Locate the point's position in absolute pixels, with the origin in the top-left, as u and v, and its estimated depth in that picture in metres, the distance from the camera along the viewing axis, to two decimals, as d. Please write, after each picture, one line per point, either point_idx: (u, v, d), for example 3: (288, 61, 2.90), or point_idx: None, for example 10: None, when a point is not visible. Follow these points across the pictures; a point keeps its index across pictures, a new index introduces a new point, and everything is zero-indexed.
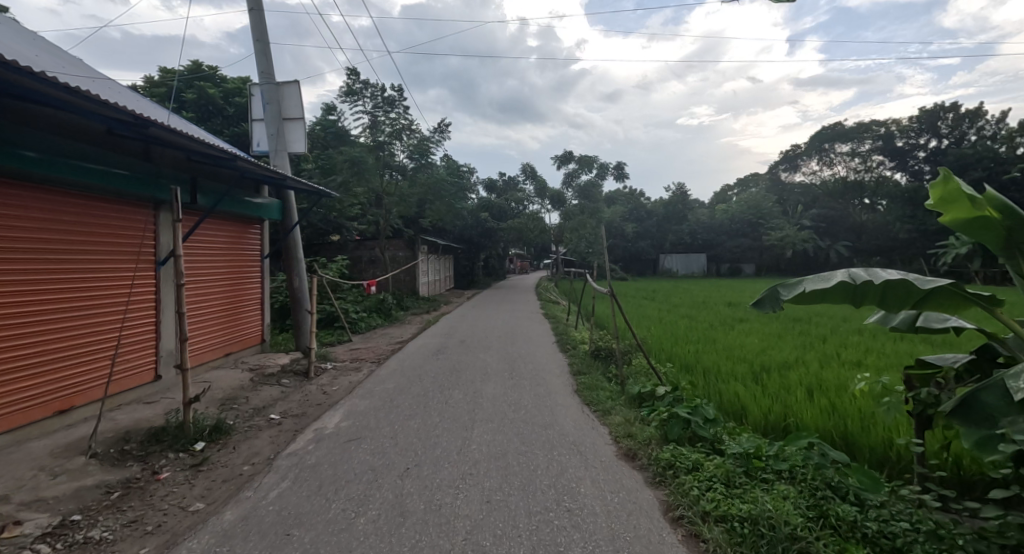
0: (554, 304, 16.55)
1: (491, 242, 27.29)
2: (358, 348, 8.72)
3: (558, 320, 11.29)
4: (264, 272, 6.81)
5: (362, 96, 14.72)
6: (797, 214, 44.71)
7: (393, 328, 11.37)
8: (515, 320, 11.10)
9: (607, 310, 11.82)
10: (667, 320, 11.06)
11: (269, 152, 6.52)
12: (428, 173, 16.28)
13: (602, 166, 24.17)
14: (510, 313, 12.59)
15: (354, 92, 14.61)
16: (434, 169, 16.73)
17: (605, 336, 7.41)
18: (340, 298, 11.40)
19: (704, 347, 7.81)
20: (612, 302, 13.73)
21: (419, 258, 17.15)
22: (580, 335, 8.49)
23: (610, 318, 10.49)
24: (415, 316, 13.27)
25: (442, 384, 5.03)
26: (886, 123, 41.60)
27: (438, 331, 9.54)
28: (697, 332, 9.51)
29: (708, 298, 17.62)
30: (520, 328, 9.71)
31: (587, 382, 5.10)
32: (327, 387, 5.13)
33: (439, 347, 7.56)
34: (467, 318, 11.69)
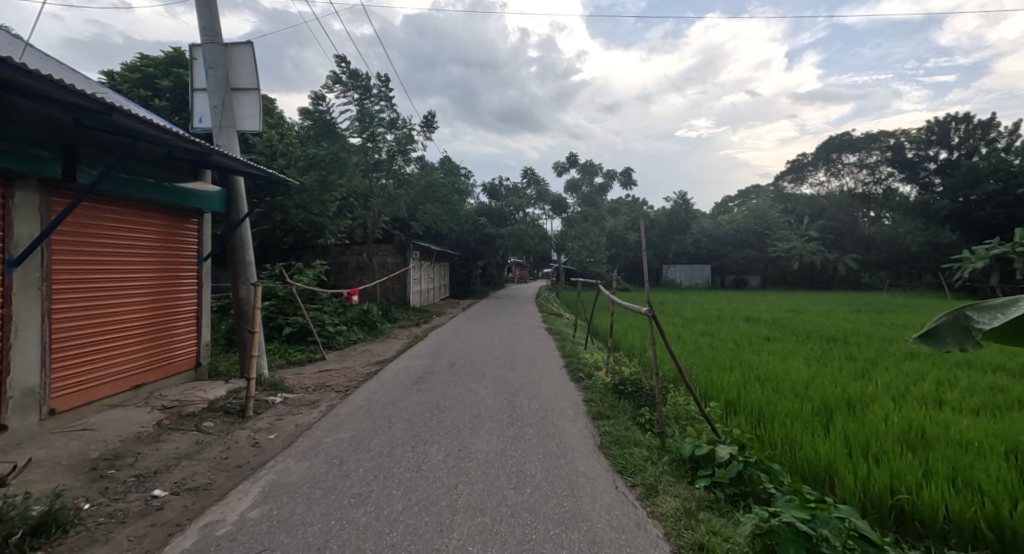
0: (556, 316, 15.33)
1: (489, 249, 26.08)
2: (328, 370, 7.44)
3: (562, 336, 10.06)
4: (203, 279, 5.47)
5: (350, 86, 13.59)
6: (803, 225, 43.69)
7: (376, 343, 10.12)
8: (514, 335, 9.84)
9: (619, 326, 10.60)
10: (687, 338, 9.82)
11: (212, 130, 5.24)
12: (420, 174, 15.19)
13: (609, 171, 23.08)
14: (508, 327, 11.34)
15: (343, 80, 13.47)
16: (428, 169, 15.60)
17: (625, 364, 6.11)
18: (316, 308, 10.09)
19: (742, 376, 6.55)
20: (621, 317, 12.52)
21: (411, 265, 15.95)
22: (592, 357, 7.25)
23: (624, 337, 9.26)
24: (403, 329, 12.03)
25: (418, 433, 3.74)
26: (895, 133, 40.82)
27: (427, 349, 8.28)
28: (726, 354, 8.28)
29: (722, 313, 16.39)
30: (521, 345, 8.44)
31: (613, 432, 3.79)
32: (264, 436, 3.77)
33: (423, 372, 6.29)
34: (460, 333, 10.44)
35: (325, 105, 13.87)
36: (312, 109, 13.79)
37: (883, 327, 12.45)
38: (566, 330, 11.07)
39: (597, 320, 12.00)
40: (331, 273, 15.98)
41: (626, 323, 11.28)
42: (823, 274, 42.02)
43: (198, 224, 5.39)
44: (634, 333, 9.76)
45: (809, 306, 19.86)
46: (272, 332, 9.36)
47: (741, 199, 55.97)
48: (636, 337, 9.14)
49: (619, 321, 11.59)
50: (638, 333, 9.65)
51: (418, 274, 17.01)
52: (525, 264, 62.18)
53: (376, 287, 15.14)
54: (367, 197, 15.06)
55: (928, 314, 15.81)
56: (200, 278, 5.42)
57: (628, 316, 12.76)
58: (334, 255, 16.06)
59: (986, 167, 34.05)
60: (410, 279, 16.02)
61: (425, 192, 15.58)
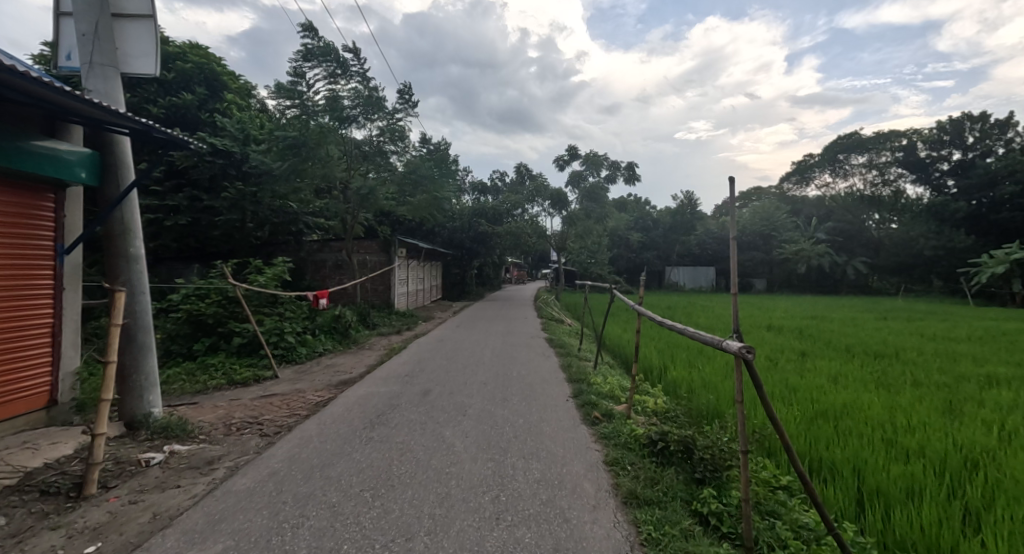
0: (556, 322, 13.84)
1: (485, 249, 24.63)
2: (273, 395, 5.94)
3: (566, 349, 8.58)
4: (65, 282, 3.88)
5: (320, 61, 12.17)
6: (810, 227, 42.38)
7: (346, 355, 8.67)
8: (509, 348, 8.33)
9: (633, 341, 9.17)
10: (716, 352, 8.36)
11: (81, 69, 3.67)
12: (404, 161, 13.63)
13: (613, 166, 21.53)
14: (501, 337, 9.80)
15: (312, 55, 12.07)
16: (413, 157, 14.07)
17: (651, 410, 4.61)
18: (274, 313, 8.63)
19: (802, 411, 5.12)
20: (633, 327, 11.07)
21: (396, 264, 14.48)
22: (610, 385, 5.77)
23: (643, 358, 7.81)
24: (381, 337, 10.57)
25: (339, 546, 2.20)
26: (907, 133, 39.45)
27: (403, 366, 6.75)
28: (769, 375, 6.85)
29: (738, 320, 14.95)
30: (517, 363, 6.95)
31: (671, 548, 2.27)
32: (78, 546, 2.24)
33: (389, 403, 4.77)
34: (445, 344, 8.93)
35: (297, 82, 12.39)
36: (282, 86, 12.28)
37: (927, 341, 11.03)
38: (573, 341, 9.57)
39: (608, 331, 10.53)
40: (308, 272, 14.52)
41: (641, 337, 9.81)
42: (830, 277, 40.76)
43: (58, 207, 3.84)
44: (651, 351, 8.34)
45: (829, 312, 18.43)
46: (220, 342, 7.92)
47: (746, 200, 54.63)
48: (657, 359, 7.71)
49: (634, 333, 10.11)
50: (658, 353, 8.22)
51: (405, 274, 15.55)
52: (524, 263, 60.84)
53: (356, 288, 13.68)
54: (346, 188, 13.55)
55: (965, 323, 14.41)
56: (61, 280, 3.85)
57: (642, 327, 11.30)
58: (311, 253, 14.59)
59: (1001, 168, 32.79)
60: (396, 279, 14.55)
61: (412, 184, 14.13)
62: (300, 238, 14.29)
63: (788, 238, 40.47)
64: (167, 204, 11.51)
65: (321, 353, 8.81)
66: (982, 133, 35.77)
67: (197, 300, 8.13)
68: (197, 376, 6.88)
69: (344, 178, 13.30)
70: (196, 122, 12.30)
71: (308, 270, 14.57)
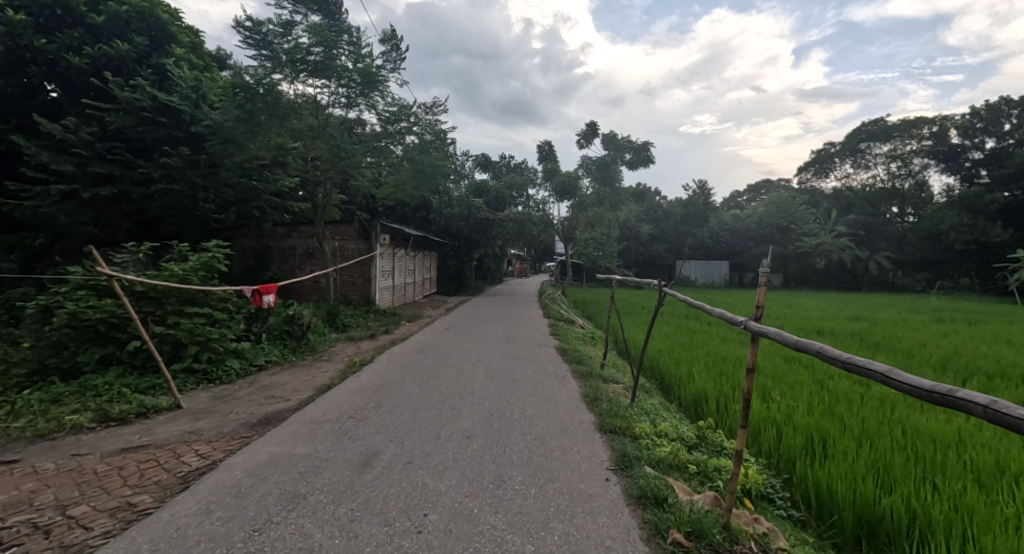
0: (565, 323, 11.73)
1: (484, 238, 22.52)
2: (142, 447, 3.82)
3: (589, 366, 6.50)
4: None
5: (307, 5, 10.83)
6: (830, 220, 40.10)
7: (294, 371, 6.55)
8: (511, 365, 6.22)
9: (677, 365, 7.17)
10: (790, 378, 6.32)
11: None
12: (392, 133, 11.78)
13: (640, 147, 19.32)
14: (503, 346, 7.71)
15: None
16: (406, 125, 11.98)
17: (773, 530, 2.47)
18: (200, 313, 6.50)
19: (1008, 494, 3.04)
20: (672, 344, 9.02)
21: (378, 254, 12.35)
22: (674, 444, 3.66)
23: (697, 392, 5.78)
24: (350, 344, 8.46)
25: None
26: (937, 119, 36.96)
27: (361, 396, 4.67)
28: (884, 413, 4.81)
29: (780, 323, 12.84)
30: (521, 394, 4.82)
31: None
32: None
33: (294, 493, 2.62)
34: (428, 356, 6.83)
35: (273, 32, 10.80)
36: (257, 29, 10.70)
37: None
38: (599, 356, 7.54)
39: (641, 348, 8.48)
40: (275, 261, 12.43)
41: (684, 358, 7.79)
42: (851, 272, 38.66)
43: None
44: (705, 379, 6.31)
45: (874, 312, 16.33)
46: (115, 354, 5.80)
47: (759, 190, 52.29)
48: (719, 393, 5.68)
49: (673, 352, 8.10)
50: (716, 382, 6.18)
51: (389, 265, 13.45)
52: (527, 255, 58.91)
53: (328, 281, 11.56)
54: (320, 161, 11.40)
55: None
56: None
57: (680, 343, 9.26)
58: (279, 238, 12.47)
59: None
60: (377, 270, 12.45)
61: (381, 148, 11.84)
62: (265, 220, 12.14)
63: (807, 230, 38.24)
64: (93, 172, 9.32)
65: (263, 366, 6.70)
66: (1021, 120, 33.24)
67: (87, 294, 5.97)
68: (61, 406, 4.77)
69: (315, 150, 11.14)
70: (135, 76, 9.98)
71: (275, 258, 12.46)
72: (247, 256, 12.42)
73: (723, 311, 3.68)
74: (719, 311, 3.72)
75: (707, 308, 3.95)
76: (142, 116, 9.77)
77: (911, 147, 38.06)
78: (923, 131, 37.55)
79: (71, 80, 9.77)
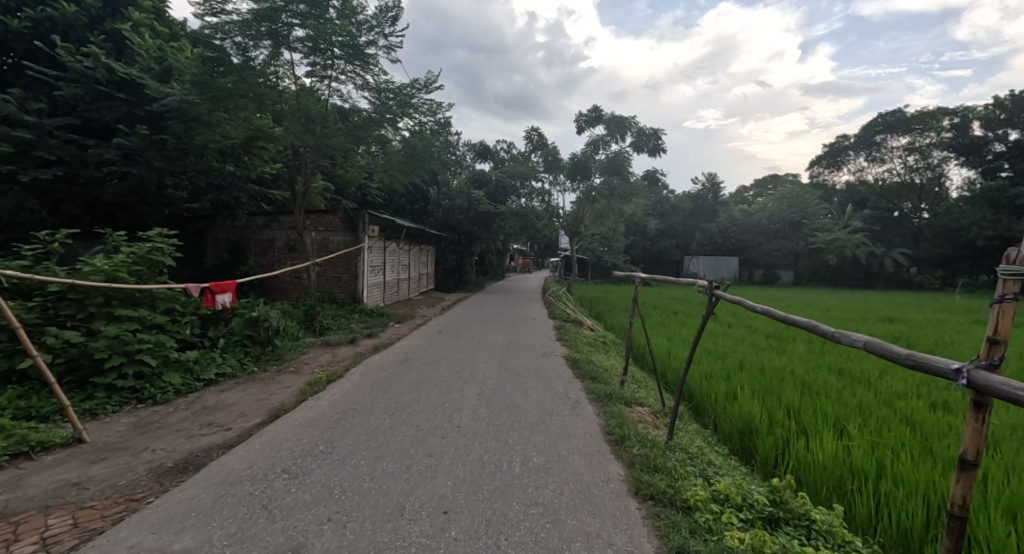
0: (573, 325, 10.64)
1: (484, 233, 21.34)
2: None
3: (608, 383, 5.35)
4: None
5: None
6: (844, 215, 38.79)
7: (250, 388, 5.42)
8: (511, 381, 5.08)
9: (710, 381, 6.05)
10: (854, 400, 5.18)
11: None
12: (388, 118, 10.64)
13: (646, 133, 17.78)
14: (503, 355, 6.58)
15: None
16: (404, 109, 10.82)
17: None
18: (144, 318, 5.31)
19: None
20: (696, 352, 7.90)
21: (366, 247, 11.22)
22: (750, 526, 2.50)
23: (743, 419, 4.65)
24: (325, 350, 7.31)
25: None
26: (957, 111, 35.54)
27: (314, 433, 3.51)
28: (1006, 457, 3.63)
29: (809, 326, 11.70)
30: (522, 429, 3.67)
31: None
32: None
33: None
34: (413, 368, 5.71)
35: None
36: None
37: None
38: (617, 368, 6.40)
39: (662, 359, 7.33)
40: (252, 255, 11.25)
41: (716, 370, 6.66)
42: (865, 269, 37.44)
43: None
44: (751, 401, 5.18)
45: (902, 312, 15.26)
46: (25, 369, 4.65)
47: (767, 184, 50.80)
48: (774, 423, 4.54)
49: (702, 363, 6.98)
50: (765, 405, 5.03)
51: (379, 259, 12.33)
52: (529, 249, 57.79)
53: (310, 277, 10.42)
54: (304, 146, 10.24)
55: None
56: None
57: (704, 351, 8.14)
58: (256, 230, 11.26)
59: None
60: (365, 266, 11.33)
61: (368, 131, 10.64)
62: (240, 210, 10.96)
63: (820, 226, 36.95)
64: (38, 154, 8.13)
65: (212, 382, 5.52)
66: None
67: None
68: None
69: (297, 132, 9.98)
70: (88, 43, 8.73)
71: (252, 251, 11.26)
72: (221, 250, 11.22)
73: (837, 330, 2.56)
74: (831, 330, 2.61)
75: (804, 324, 2.82)
76: (96, 91, 8.56)
77: (930, 139, 36.60)
78: (942, 123, 36.09)
79: (12, 47, 8.50)
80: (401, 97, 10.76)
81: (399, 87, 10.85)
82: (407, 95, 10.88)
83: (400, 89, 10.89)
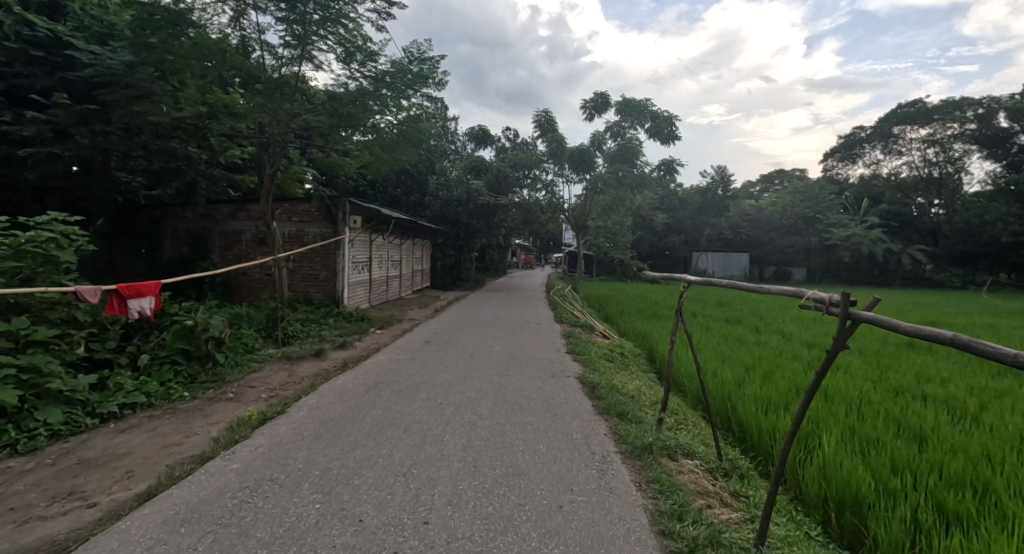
0: (582, 331, 9.29)
1: (485, 226, 20.00)
2: None
3: (642, 426, 3.95)
4: None
5: None
6: (859, 211, 37.32)
7: (162, 426, 4.05)
8: (512, 424, 3.70)
9: (770, 415, 4.67)
10: (978, 450, 3.80)
11: None
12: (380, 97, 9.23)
13: (661, 118, 16.34)
14: (502, 376, 5.22)
15: None
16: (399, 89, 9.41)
17: None
18: (18, 335, 3.90)
19: None
20: (736, 369, 6.54)
21: (346, 240, 9.88)
22: None
23: (840, 480, 3.27)
24: (281, 367, 5.92)
25: None
26: (981, 102, 33.89)
27: (186, 543, 2.10)
28: None
29: (850, 333, 10.36)
30: (529, 530, 2.28)
31: None
32: None
33: None
34: (383, 399, 4.34)
35: None
36: None
37: None
38: (647, 398, 5.02)
39: (700, 383, 5.94)
40: (216, 249, 9.86)
41: (769, 395, 5.28)
42: (881, 266, 35.99)
43: None
44: (839, 448, 3.82)
45: (943, 316, 13.86)
46: None
47: (772, 178, 48.60)
48: (892, 493, 3.16)
49: (750, 385, 5.61)
50: (861, 456, 3.65)
51: (363, 255, 10.99)
52: (531, 244, 56.73)
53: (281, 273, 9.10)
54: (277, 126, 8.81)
55: None
56: None
57: (743, 366, 6.77)
58: (221, 220, 9.87)
59: None
60: (346, 261, 9.99)
61: (349, 108, 9.23)
62: (200, 198, 9.54)
63: (835, 221, 35.43)
64: None
65: (111, 419, 4.12)
66: None
67: None
68: None
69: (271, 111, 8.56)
70: None
71: (216, 245, 9.88)
72: (181, 243, 9.82)
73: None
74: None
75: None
76: (13, 51, 7.09)
77: (952, 131, 35.00)
78: (966, 114, 34.46)
79: None
80: (393, 72, 9.35)
81: (391, 61, 9.43)
82: (401, 70, 9.47)
83: (391, 62, 9.47)
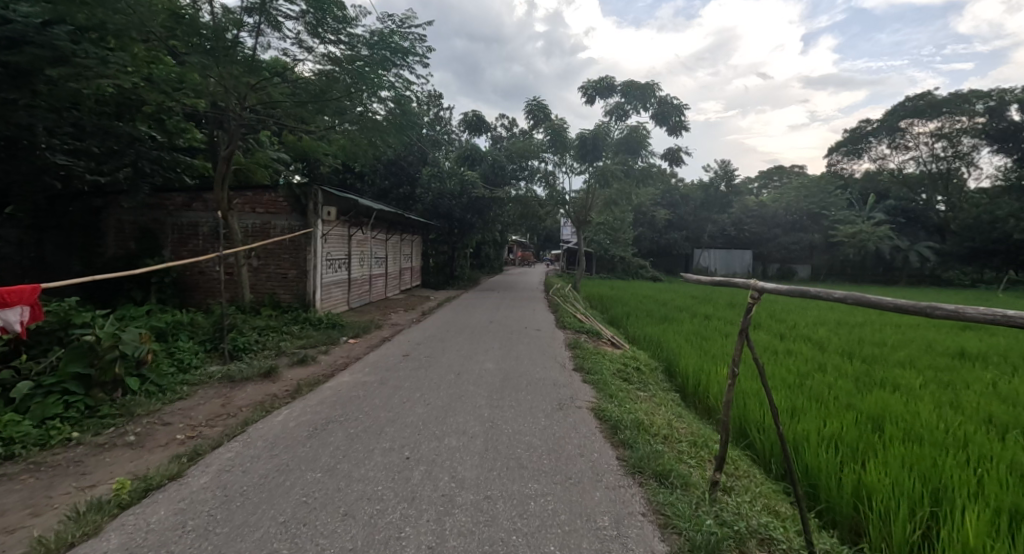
0: (589, 340, 8.12)
1: (480, 221, 18.82)
2: None
3: (696, 499, 2.73)
4: None
5: None
6: (866, 207, 36.36)
7: (7, 494, 2.80)
8: (509, 503, 2.49)
9: (852, 467, 3.49)
10: None
11: None
12: (357, 71, 7.93)
13: (667, 103, 15.18)
14: (493, 409, 4.01)
15: None
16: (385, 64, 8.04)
17: None
18: None
19: None
20: (781, 391, 5.39)
21: (318, 234, 8.64)
22: None
23: None
24: (216, 392, 4.68)
25: None
26: (992, 95, 32.80)
27: None
28: None
29: (885, 340, 9.25)
30: None
31: None
32: None
33: None
34: (329, 449, 3.14)
35: None
36: None
37: None
38: (684, 440, 3.85)
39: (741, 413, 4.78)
40: (169, 244, 8.60)
41: (837, 432, 4.11)
42: (887, 264, 35.06)
43: None
44: (980, 529, 2.64)
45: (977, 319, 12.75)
46: None
47: (772, 174, 47.43)
48: None
49: (807, 416, 4.43)
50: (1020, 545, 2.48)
51: (340, 251, 9.77)
52: (528, 241, 55.64)
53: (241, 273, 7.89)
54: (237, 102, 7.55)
55: None
56: None
57: (787, 387, 5.61)
58: (175, 211, 8.60)
59: None
60: (318, 258, 8.77)
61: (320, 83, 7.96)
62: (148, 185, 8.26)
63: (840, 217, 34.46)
64: None
65: None
66: None
67: None
68: None
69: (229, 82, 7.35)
70: None
71: (169, 239, 8.62)
72: (128, 236, 8.55)
73: None
74: None
75: None
76: None
77: (960, 124, 33.96)
78: (976, 107, 33.42)
79: None
80: (372, 42, 8.06)
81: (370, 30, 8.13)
82: (381, 41, 8.09)
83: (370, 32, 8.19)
